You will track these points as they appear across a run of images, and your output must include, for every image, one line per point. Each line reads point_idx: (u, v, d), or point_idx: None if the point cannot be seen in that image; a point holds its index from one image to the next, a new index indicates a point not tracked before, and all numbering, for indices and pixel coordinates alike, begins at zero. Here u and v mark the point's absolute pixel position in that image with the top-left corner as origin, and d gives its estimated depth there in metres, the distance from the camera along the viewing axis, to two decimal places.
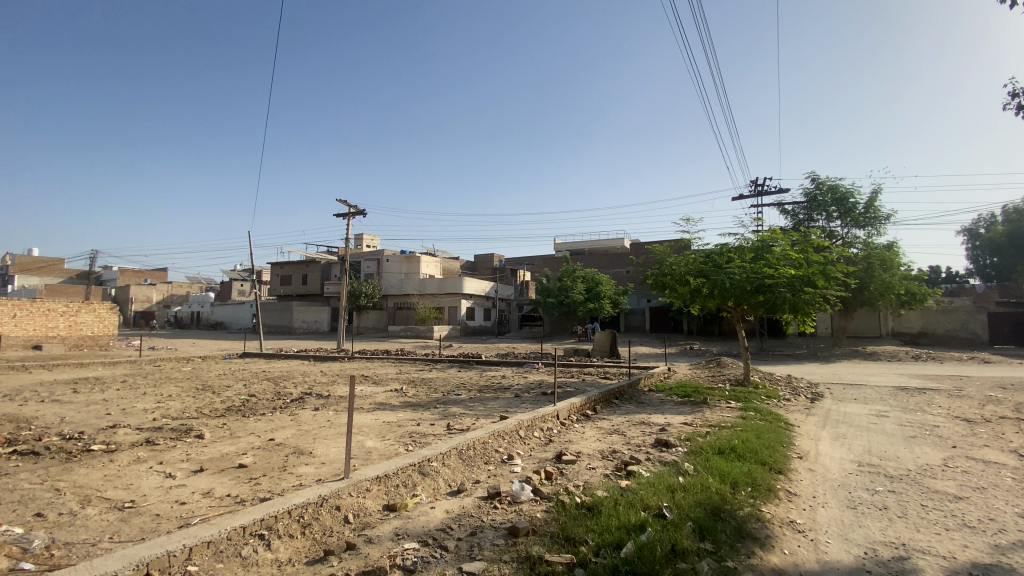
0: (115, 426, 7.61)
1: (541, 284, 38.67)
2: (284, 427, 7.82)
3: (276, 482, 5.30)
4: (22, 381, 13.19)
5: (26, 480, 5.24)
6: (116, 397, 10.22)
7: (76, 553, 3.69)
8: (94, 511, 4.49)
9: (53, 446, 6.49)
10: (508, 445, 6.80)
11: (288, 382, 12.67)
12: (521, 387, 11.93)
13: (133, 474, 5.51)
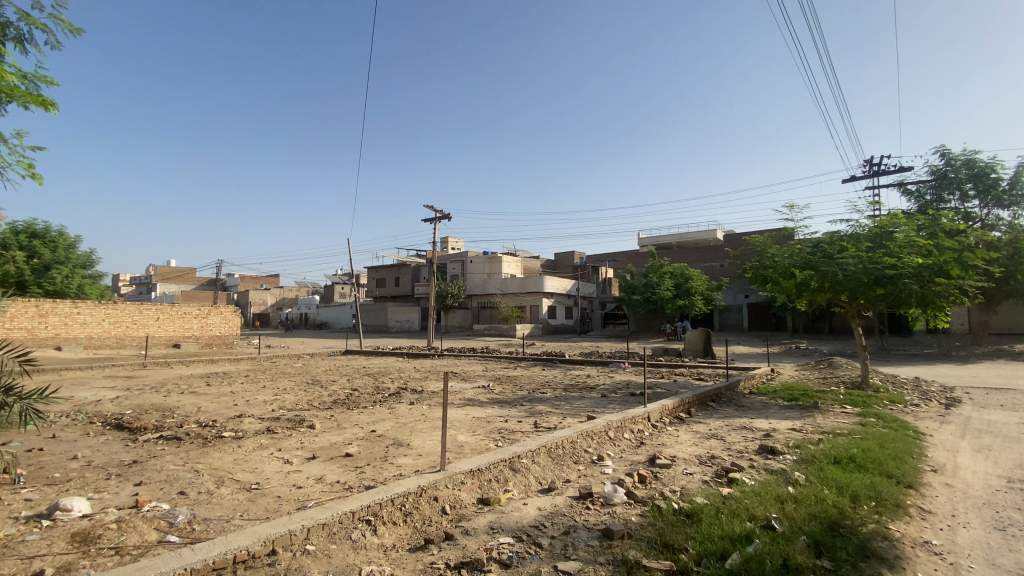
0: (241, 416, 8.55)
1: (626, 280, 37.55)
2: (383, 419, 8.31)
3: (379, 471, 5.64)
4: (167, 374, 15.26)
5: (174, 461, 6.04)
6: (241, 390, 11.49)
7: (213, 528, 4.17)
8: (227, 491, 5.06)
9: (192, 432, 7.42)
10: (598, 445, 6.68)
11: (385, 378, 13.47)
12: (608, 387, 11.69)
13: (257, 459, 6.14)
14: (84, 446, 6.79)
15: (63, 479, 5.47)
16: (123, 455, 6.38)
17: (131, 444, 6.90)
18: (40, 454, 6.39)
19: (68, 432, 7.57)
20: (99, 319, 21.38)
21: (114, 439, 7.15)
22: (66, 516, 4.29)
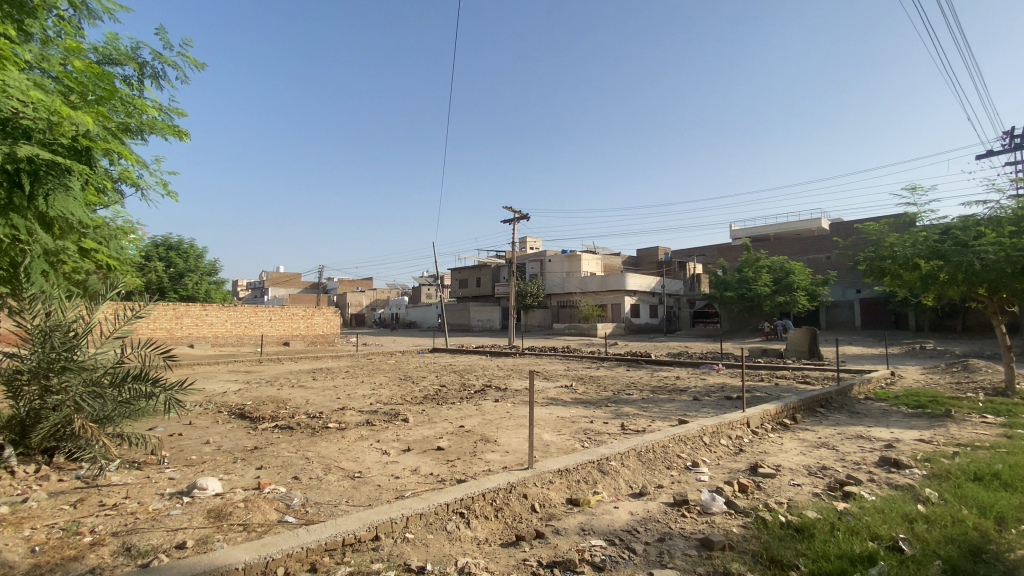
0: (342, 408, 9.22)
1: (716, 276, 35.54)
2: (471, 415, 8.55)
3: (469, 466, 5.80)
4: (279, 370, 16.87)
5: (288, 449, 6.65)
6: (342, 384, 12.41)
7: (323, 512, 4.52)
8: (334, 478, 5.47)
9: (302, 422, 8.12)
10: (691, 451, 6.36)
11: (471, 375, 13.87)
12: (699, 389, 11.12)
13: (359, 450, 6.59)
14: (214, 432, 7.68)
15: (199, 461, 6.22)
16: (246, 441, 7.13)
17: (252, 432, 7.69)
18: (181, 438, 7.33)
19: (202, 419, 8.61)
20: (223, 320, 24.13)
21: (238, 427, 8.02)
22: (203, 494, 4.88)
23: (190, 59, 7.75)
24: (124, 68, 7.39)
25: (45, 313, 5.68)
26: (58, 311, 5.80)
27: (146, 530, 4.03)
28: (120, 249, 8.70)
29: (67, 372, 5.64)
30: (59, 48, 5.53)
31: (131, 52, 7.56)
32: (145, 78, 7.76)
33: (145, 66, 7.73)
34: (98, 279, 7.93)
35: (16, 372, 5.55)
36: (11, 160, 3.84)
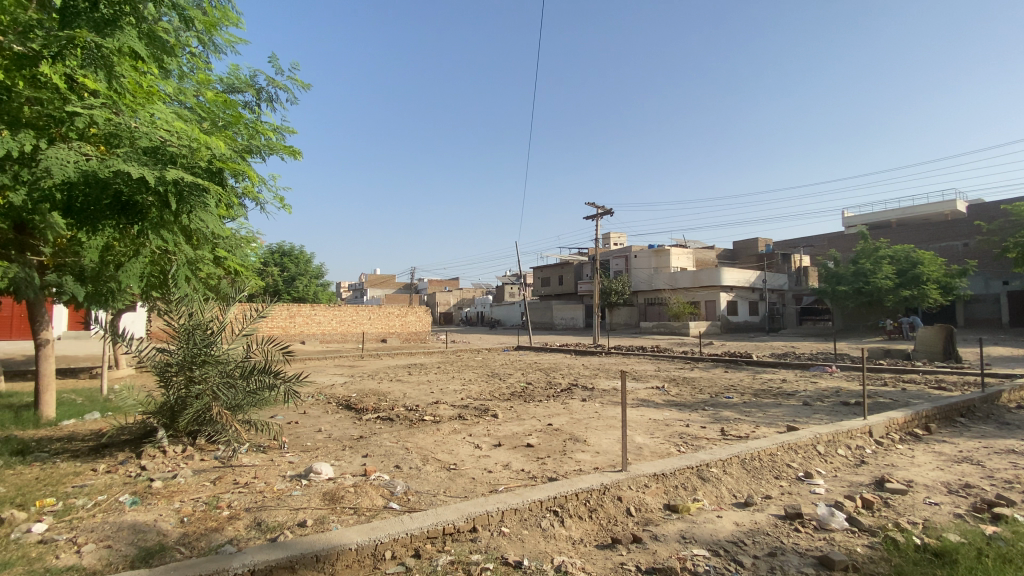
0: (437, 403, 9.64)
1: (826, 269, 32.39)
2: (560, 414, 8.52)
3: (560, 464, 5.79)
4: (378, 365, 18.05)
5: (389, 439, 7.08)
6: (434, 380, 12.98)
7: (423, 500, 4.75)
8: (431, 469, 5.73)
9: (400, 415, 8.62)
10: (803, 460, 5.84)
11: (558, 374, 13.85)
12: (809, 393, 10.18)
13: (453, 443, 6.83)
14: (325, 421, 8.39)
15: (314, 447, 6.82)
16: (352, 430, 7.71)
17: (357, 422, 8.29)
18: (297, 425, 8.09)
19: (314, 409, 9.44)
20: (329, 318, 26.26)
21: (345, 417, 8.68)
22: (318, 477, 5.33)
23: (298, 81, 8.51)
24: (244, 94, 8.27)
25: (187, 313, 6.51)
26: (198, 311, 6.60)
27: (272, 507, 4.50)
28: (245, 257, 9.78)
29: (206, 365, 6.43)
30: (192, 82, 6.37)
31: (250, 79, 8.46)
32: (262, 101, 8.64)
33: (262, 92, 8.61)
34: (227, 283, 8.95)
35: (166, 365, 6.38)
36: (162, 185, 4.25)
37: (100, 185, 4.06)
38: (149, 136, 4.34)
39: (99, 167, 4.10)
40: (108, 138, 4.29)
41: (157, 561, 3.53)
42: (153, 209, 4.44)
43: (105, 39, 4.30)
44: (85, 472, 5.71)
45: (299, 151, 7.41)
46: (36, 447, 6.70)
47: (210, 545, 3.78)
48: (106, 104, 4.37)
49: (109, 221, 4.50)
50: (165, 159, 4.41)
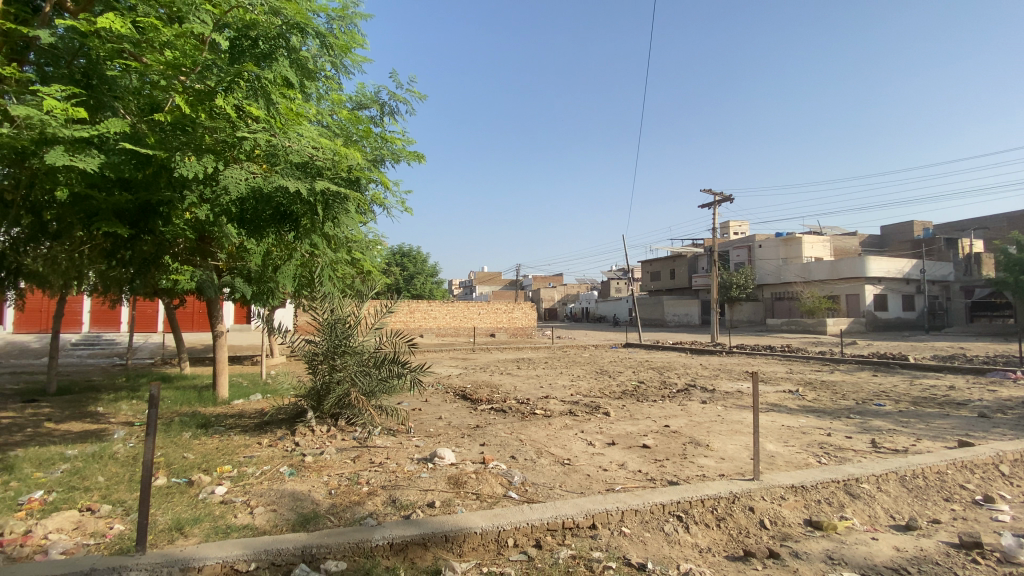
0: (548, 397, 9.75)
1: (1008, 255, 27.01)
2: (677, 415, 8.14)
3: (681, 467, 5.53)
4: (490, 358, 18.73)
5: (504, 430, 7.31)
6: (544, 374, 13.15)
7: (541, 492, 4.83)
8: (546, 462, 5.81)
9: (513, 407, 8.85)
10: (982, 482, 4.93)
11: (672, 373, 13.25)
12: (987, 405, 8.57)
13: (566, 438, 6.86)
14: (444, 409, 8.90)
15: (436, 433, 7.28)
16: (469, 419, 8.08)
17: (473, 412, 8.68)
18: (420, 412, 8.68)
19: (434, 398, 10.06)
20: (443, 314, 27.83)
21: (462, 406, 9.14)
22: (442, 462, 5.67)
23: (415, 93, 9.10)
24: (370, 109, 9.05)
25: (330, 309, 7.31)
26: (338, 307, 7.38)
27: (404, 487, 4.88)
28: (373, 257, 10.72)
29: (346, 355, 7.20)
30: (329, 102, 7.11)
31: (375, 95, 9.24)
32: (385, 115, 9.40)
33: (385, 106, 9.36)
34: (361, 282, 9.85)
35: (313, 354, 7.21)
36: (312, 194, 4.82)
37: (264, 198, 4.69)
38: (300, 153, 4.92)
39: (264, 183, 4.75)
40: (268, 158, 4.95)
41: (313, 526, 4.02)
42: (305, 217, 5.04)
43: (264, 71, 4.97)
44: (253, 445, 6.68)
45: (423, 156, 7.89)
46: (215, 422, 7.99)
47: (355, 517, 4.21)
48: (266, 128, 5.05)
49: (271, 229, 5.20)
50: (313, 173, 4.96)
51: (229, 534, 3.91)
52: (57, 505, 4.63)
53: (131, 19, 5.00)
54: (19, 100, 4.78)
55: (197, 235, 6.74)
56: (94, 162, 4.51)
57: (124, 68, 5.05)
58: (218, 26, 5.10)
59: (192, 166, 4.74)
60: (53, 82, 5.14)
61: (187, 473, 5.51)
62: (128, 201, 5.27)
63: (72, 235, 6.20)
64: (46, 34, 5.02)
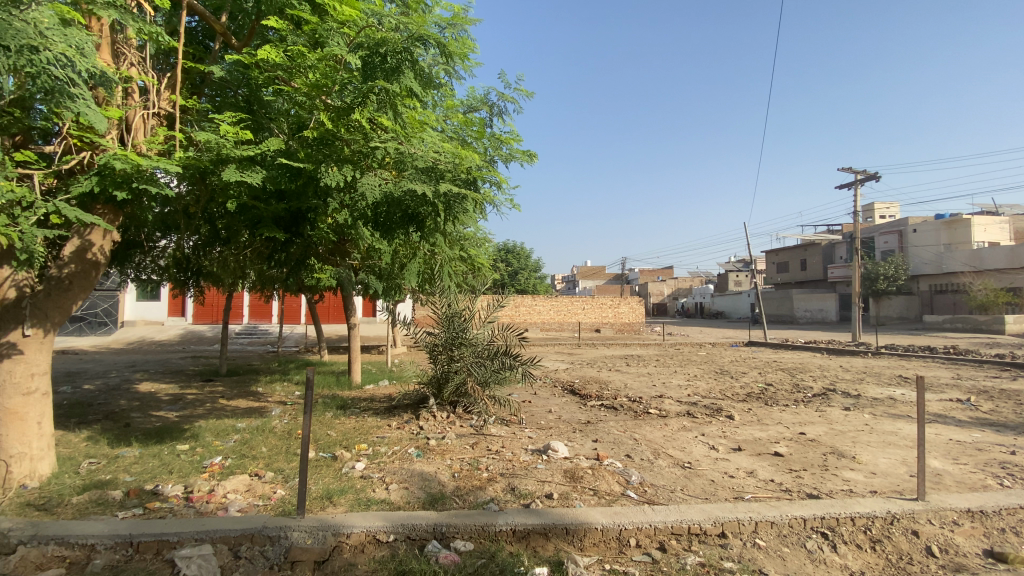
0: (661, 396, 9.37)
1: None
2: (813, 422, 7.35)
3: (821, 480, 4.99)
4: (597, 353, 18.52)
5: (618, 427, 7.18)
6: (657, 372, 12.67)
7: (661, 494, 4.67)
8: (665, 463, 5.59)
9: (625, 404, 8.66)
10: None
11: (804, 375, 12.00)
12: None
13: (685, 440, 6.55)
14: (554, 403, 8.98)
15: (548, 426, 7.37)
16: (580, 414, 8.06)
17: (584, 407, 8.65)
18: (531, 404, 8.86)
19: (543, 391, 10.19)
20: (548, 308, 28.08)
21: (572, 401, 9.14)
22: (556, 455, 5.72)
23: (523, 91, 9.22)
24: (480, 111, 9.35)
25: (447, 303, 7.73)
26: (454, 301, 7.78)
27: (522, 476, 5.02)
28: (484, 253, 11.12)
29: (463, 347, 7.58)
30: (444, 107, 7.47)
31: (484, 97, 9.54)
32: (494, 116, 9.66)
33: (494, 107, 9.61)
34: (474, 277, 10.27)
35: (433, 344, 7.66)
36: (437, 196, 5.11)
37: (395, 202, 5.08)
38: (425, 158, 5.23)
39: (395, 188, 5.14)
40: (397, 164, 5.34)
41: (440, 506, 4.30)
42: (430, 217, 5.36)
43: (391, 84, 5.36)
44: (383, 427, 7.32)
45: (535, 154, 7.99)
46: (350, 404, 8.88)
47: (478, 501, 4.41)
48: (394, 137, 5.45)
49: (401, 230, 5.63)
50: (437, 176, 5.27)
51: (369, 506, 4.33)
52: (233, 469, 5.48)
53: (284, 49, 5.67)
54: (199, 127, 5.65)
55: (335, 238, 7.52)
56: (258, 176, 5.23)
57: (277, 92, 5.76)
58: (352, 45, 5.56)
59: (334, 176, 5.28)
60: (226, 111, 6.07)
61: (331, 449, 6.20)
62: (283, 209, 6.03)
63: (240, 240, 7.26)
64: (220, 70, 5.89)
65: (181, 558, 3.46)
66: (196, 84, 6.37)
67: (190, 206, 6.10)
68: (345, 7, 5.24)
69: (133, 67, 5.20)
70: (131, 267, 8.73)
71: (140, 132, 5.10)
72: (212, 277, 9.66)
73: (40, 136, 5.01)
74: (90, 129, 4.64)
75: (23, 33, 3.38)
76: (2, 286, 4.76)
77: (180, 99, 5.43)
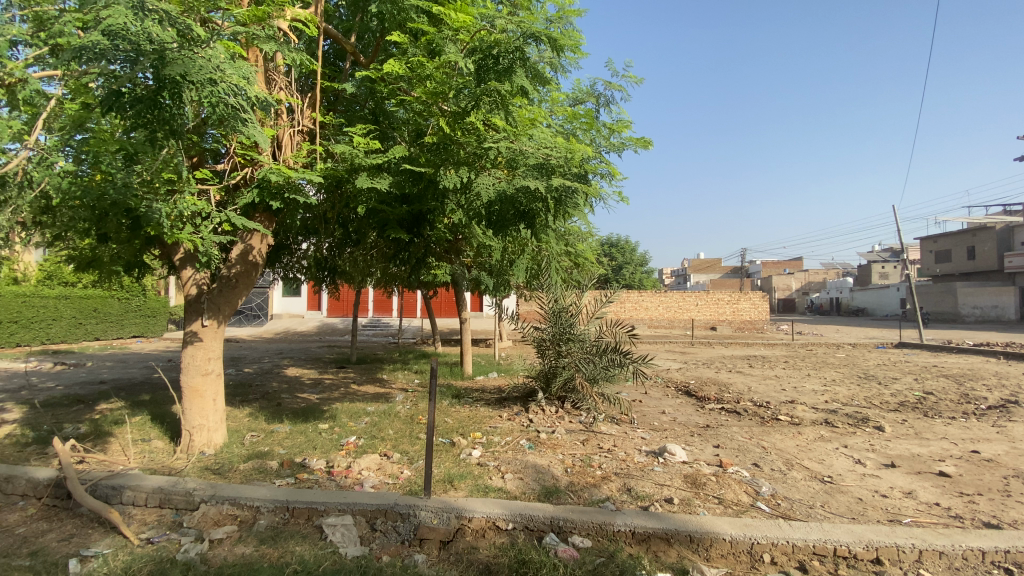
0: (792, 402, 8.50)
1: None
2: (992, 440, 6.17)
3: (1006, 509, 4.18)
4: (713, 353, 17.36)
5: (742, 433, 6.66)
6: (785, 375, 11.54)
7: (798, 509, 4.26)
8: (800, 476, 5.07)
9: (749, 409, 7.99)
10: None
11: (977, 383, 10.12)
12: None
13: (822, 451, 5.88)
14: (668, 404, 8.58)
15: (662, 427, 7.06)
16: (698, 417, 7.61)
17: (701, 409, 8.16)
18: (643, 404, 8.55)
19: (655, 391, 9.79)
20: (657, 304, 26.91)
21: (687, 403, 8.66)
22: (672, 458, 5.46)
23: (631, 77, 8.89)
24: (586, 103, 9.21)
25: (554, 298, 7.74)
26: (561, 296, 7.77)
27: (639, 478, 4.87)
28: (590, 248, 10.95)
29: (570, 342, 7.56)
30: (551, 102, 7.45)
31: (590, 89, 9.36)
32: (601, 106, 9.44)
33: (601, 97, 9.40)
34: (580, 272, 10.17)
35: (542, 339, 7.72)
36: (549, 191, 5.12)
37: (509, 199, 5.19)
38: (537, 155, 5.28)
39: (508, 186, 5.26)
40: (510, 162, 5.45)
41: (556, 500, 4.33)
42: (542, 213, 5.39)
43: (504, 84, 5.46)
44: (495, 417, 7.56)
45: (648, 141, 7.66)
46: (464, 394, 9.30)
47: (593, 499, 4.37)
48: (506, 136, 5.58)
49: (514, 227, 5.76)
50: (549, 171, 5.28)
51: (487, 493, 4.50)
52: (365, 448, 6.02)
53: (405, 61, 6.05)
54: (335, 141, 6.27)
55: (450, 236, 7.90)
56: (385, 182, 5.68)
57: (400, 102, 6.19)
58: (466, 50, 5.75)
59: (452, 178, 5.55)
60: (356, 123, 6.66)
61: (448, 436, 6.56)
62: (405, 211, 6.46)
63: (367, 241, 7.95)
64: (351, 87, 6.47)
65: (328, 526, 3.88)
66: (331, 101, 7.06)
67: (327, 212, 6.81)
68: (459, 14, 5.45)
69: (283, 90, 5.87)
70: (280, 267, 10.01)
71: (288, 148, 5.77)
72: (343, 275, 10.72)
73: (213, 157, 5.84)
74: (252, 148, 5.36)
75: (206, 69, 3.92)
76: (187, 284, 5.80)
77: (319, 116, 6.06)
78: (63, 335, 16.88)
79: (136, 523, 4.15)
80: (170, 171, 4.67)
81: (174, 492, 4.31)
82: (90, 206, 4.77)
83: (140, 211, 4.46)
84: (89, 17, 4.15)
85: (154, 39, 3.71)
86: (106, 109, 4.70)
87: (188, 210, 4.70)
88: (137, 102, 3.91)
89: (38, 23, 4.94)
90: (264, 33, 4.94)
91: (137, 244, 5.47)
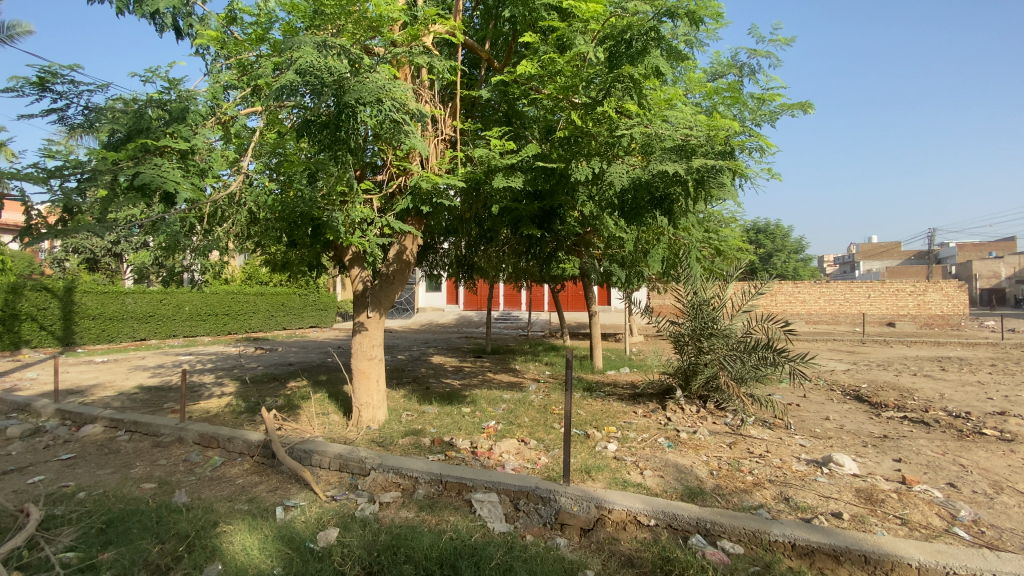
0: (1003, 414, 6.95)
1: None
2: None
3: None
4: (890, 353, 14.89)
5: (931, 447, 5.66)
6: (995, 381, 9.49)
7: (1011, 541, 3.55)
8: (1014, 502, 4.17)
9: (942, 420, 6.72)
10: None
11: None
12: None
13: None
14: (832, 409, 7.58)
15: (825, 435, 6.28)
16: (871, 426, 6.61)
17: (875, 418, 7.09)
18: (800, 409, 7.68)
19: (816, 394, 8.71)
20: (816, 297, 23.59)
21: (857, 409, 7.57)
22: (840, 470, 4.86)
23: (780, 41, 7.94)
24: (727, 75, 8.50)
25: (693, 291, 7.32)
26: (702, 289, 7.32)
27: (799, 487, 4.44)
28: (731, 232, 10.22)
29: (713, 338, 7.10)
30: (684, 81, 7.04)
31: (731, 60, 8.64)
32: (744, 77, 8.65)
33: (744, 67, 8.60)
34: (720, 261, 9.52)
35: (680, 333, 7.35)
36: (686, 174, 4.92)
37: (645, 185, 5.07)
38: (674, 138, 5.11)
39: (643, 173, 5.13)
40: (645, 148, 5.30)
41: (701, 502, 4.15)
42: (680, 197, 5.19)
43: (637, 68, 5.30)
44: (629, 413, 7.42)
45: (808, 104, 6.86)
46: (596, 388, 9.26)
47: (744, 504, 4.10)
48: (640, 121, 5.42)
49: (649, 214, 5.58)
50: (688, 153, 5.09)
51: (627, 487, 4.48)
52: (505, 433, 6.36)
53: (536, 58, 6.15)
54: (474, 145, 6.67)
55: (581, 228, 7.93)
56: (519, 181, 5.89)
57: (532, 101, 6.40)
58: (601, 39, 5.65)
59: (584, 170, 5.57)
60: (494, 125, 7.03)
61: (583, 427, 6.61)
62: (537, 207, 6.64)
63: (500, 238, 8.34)
64: (486, 94, 6.83)
65: (477, 501, 4.20)
66: (468, 108, 7.51)
67: (466, 212, 7.29)
68: (588, 5, 5.38)
69: (428, 103, 6.38)
70: (426, 264, 11.02)
71: (433, 157, 6.34)
72: (480, 272, 11.39)
73: (372, 170, 6.60)
74: (405, 158, 5.97)
75: (379, 91, 4.48)
76: (356, 281, 6.65)
77: (458, 124, 6.50)
78: (260, 325, 20.44)
79: (323, 482, 4.93)
80: (343, 185, 5.40)
81: (350, 459, 5.00)
82: (284, 217, 5.77)
83: (323, 219, 5.33)
84: (284, 59, 4.99)
85: (334, 71, 4.33)
86: (295, 135, 5.57)
87: (358, 217, 5.46)
88: (322, 125, 4.61)
89: (241, 69, 5.97)
90: (411, 51, 5.40)
91: (318, 248, 6.45)
